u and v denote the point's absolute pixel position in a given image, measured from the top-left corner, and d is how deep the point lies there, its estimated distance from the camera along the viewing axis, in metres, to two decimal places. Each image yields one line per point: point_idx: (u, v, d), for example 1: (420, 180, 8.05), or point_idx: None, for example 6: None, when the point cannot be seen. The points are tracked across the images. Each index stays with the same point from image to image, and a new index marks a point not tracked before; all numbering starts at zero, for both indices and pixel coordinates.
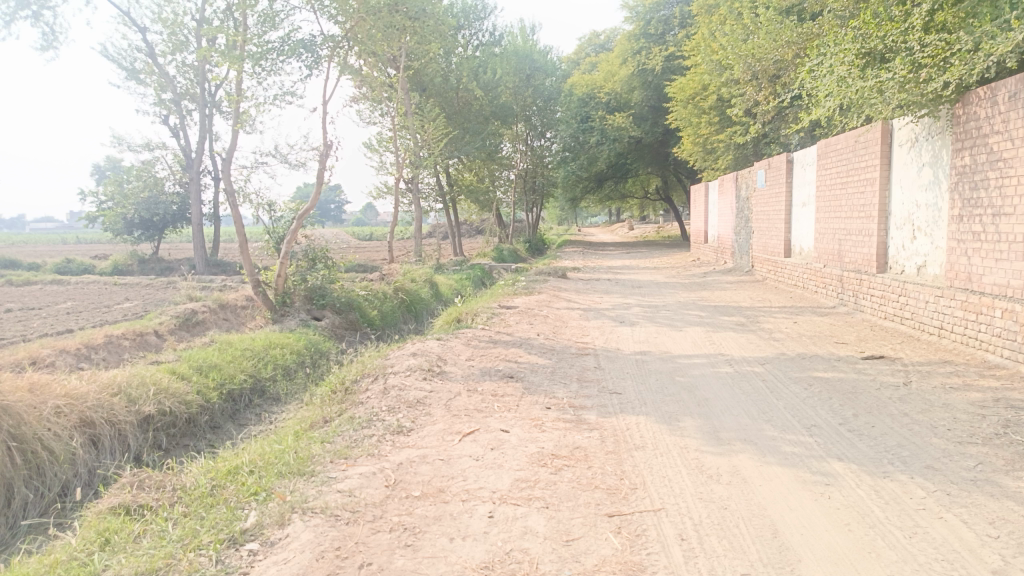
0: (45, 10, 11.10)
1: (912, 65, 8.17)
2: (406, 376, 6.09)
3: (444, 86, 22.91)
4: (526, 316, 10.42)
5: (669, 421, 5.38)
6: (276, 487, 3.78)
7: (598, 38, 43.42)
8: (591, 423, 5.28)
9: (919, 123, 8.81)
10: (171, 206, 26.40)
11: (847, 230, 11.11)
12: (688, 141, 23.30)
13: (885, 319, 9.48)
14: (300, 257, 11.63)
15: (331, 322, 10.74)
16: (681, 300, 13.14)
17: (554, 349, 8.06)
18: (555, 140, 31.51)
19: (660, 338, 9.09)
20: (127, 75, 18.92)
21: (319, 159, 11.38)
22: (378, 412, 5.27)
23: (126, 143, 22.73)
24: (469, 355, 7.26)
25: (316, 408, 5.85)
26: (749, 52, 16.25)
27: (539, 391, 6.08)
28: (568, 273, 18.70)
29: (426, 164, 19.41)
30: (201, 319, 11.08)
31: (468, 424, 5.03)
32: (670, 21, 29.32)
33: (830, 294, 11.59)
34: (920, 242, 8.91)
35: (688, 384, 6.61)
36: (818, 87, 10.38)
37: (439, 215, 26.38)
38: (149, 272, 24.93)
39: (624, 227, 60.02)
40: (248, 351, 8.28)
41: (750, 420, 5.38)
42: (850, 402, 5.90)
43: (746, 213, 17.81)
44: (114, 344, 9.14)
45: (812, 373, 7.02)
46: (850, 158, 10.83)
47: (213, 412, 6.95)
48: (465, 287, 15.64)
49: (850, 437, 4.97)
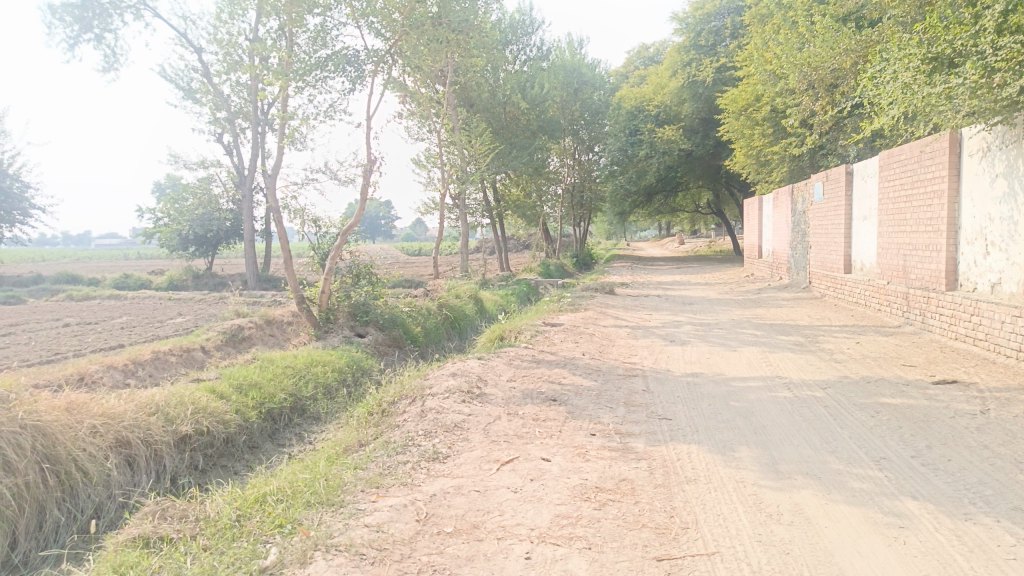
0: (106, 32, 11.36)
1: (984, 69, 7.61)
2: (445, 398, 5.86)
3: (492, 101, 22.91)
4: (572, 334, 10.13)
5: (724, 451, 5.03)
6: (301, 520, 3.57)
7: (647, 51, 43.10)
8: (639, 452, 4.96)
9: (992, 131, 8.29)
10: (225, 222, 26.91)
11: (912, 245, 10.53)
12: (741, 153, 22.77)
13: (956, 339, 8.90)
14: (345, 273, 11.69)
15: (375, 339, 10.61)
16: (734, 318, 12.66)
17: (601, 369, 7.75)
18: (603, 154, 31.20)
19: (712, 358, 8.70)
20: (184, 94, 19.35)
21: (364, 175, 11.34)
22: (415, 437, 5.04)
23: (182, 161, 23.24)
24: (511, 376, 7.00)
25: (354, 430, 5.68)
26: (804, 61, 15.73)
27: (583, 416, 5.78)
28: (616, 289, 18.33)
29: (473, 179, 19.36)
30: (248, 335, 11.09)
31: (507, 452, 4.77)
32: (721, 32, 28.84)
33: (895, 312, 10.99)
34: (994, 258, 8.35)
35: (743, 409, 6.22)
36: (880, 95, 9.86)
37: (486, 231, 26.33)
38: (203, 287, 25.41)
39: (673, 242, 59.21)
40: (290, 368, 8.19)
41: (812, 451, 4.99)
42: (922, 432, 5.44)
43: (802, 227, 17.19)
44: (160, 360, 9.16)
45: (878, 399, 6.55)
46: (916, 170, 10.28)
47: (252, 431, 6.85)
48: (511, 303, 15.44)
49: (925, 472, 4.54)
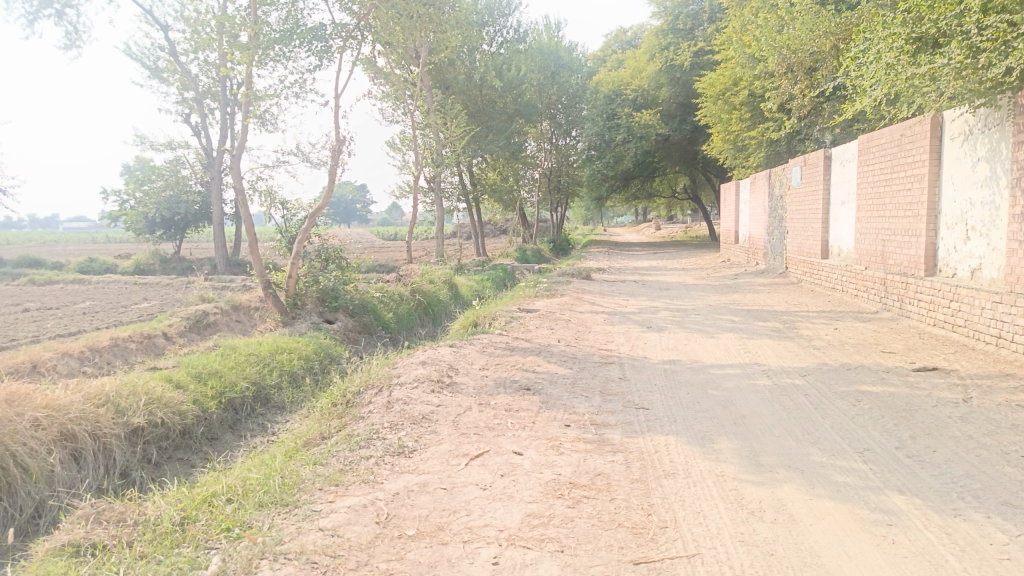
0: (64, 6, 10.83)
1: (969, 50, 7.41)
2: (413, 388, 5.59)
3: (468, 84, 22.50)
4: (548, 320, 9.88)
5: (703, 442, 4.82)
6: (250, 523, 3.30)
7: (625, 35, 42.77)
8: (615, 444, 4.73)
9: (973, 114, 8.14)
10: (193, 205, 26.24)
11: (891, 231, 10.41)
12: (718, 138, 22.61)
13: (935, 326, 8.81)
14: (313, 258, 11.32)
15: (345, 325, 10.29)
16: (711, 304, 12.52)
17: (576, 357, 7.52)
18: (581, 138, 30.91)
19: (690, 345, 8.52)
20: (150, 73, 18.69)
21: (333, 155, 10.98)
22: (379, 429, 4.77)
23: (149, 142, 22.53)
24: (484, 364, 6.75)
25: (317, 421, 5.39)
26: (783, 43, 15.51)
27: (558, 406, 5.54)
28: (593, 275, 18.12)
29: (448, 162, 18.99)
30: (213, 321, 10.71)
31: (477, 445, 4.52)
32: (699, 16, 28.49)
33: (873, 298, 10.91)
34: (974, 244, 8.24)
35: (722, 398, 6.02)
36: (863, 76, 9.67)
37: (462, 215, 25.95)
38: (171, 272, 24.82)
39: (650, 228, 59.15)
40: (254, 356, 7.86)
41: (794, 443, 4.80)
42: (904, 422, 5.27)
43: (779, 212, 17.08)
44: (119, 347, 8.78)
45: (859, 387, 6.39)
46: (896, 154, 10.14)
47: (211, 422, 6.53)
48: (486, 289, 15.17)
49: (911, 465, 4.37)
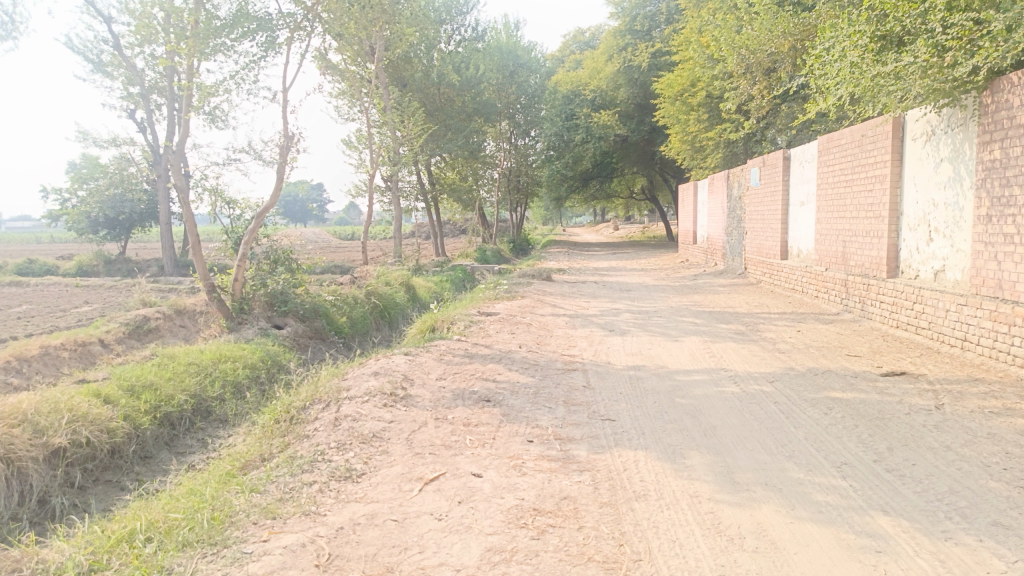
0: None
1: (935, 48, 7.33)
2: (363, 403, 5.18)
3: (426, 82, 22.05)
4: (508, 324, 9.53)
5: (674, 458, 4.53)
6: (170, 569, 2.91)
7: (583, 35, 42.70)
8: (581, 462, 4.40)
9: (936, 114, 8.04)
10: (138, 205, 25.26)
11: (852, 231, 10.33)
12: (676, 139, 22.55)
13: (898, 328, 8.73)
14: (261, 259, 10.78)
15: (295, 331, 9.79)
16: (673, 306, 12.33)
17: (538, 364, 7.19)
18: (540, 138, 30.66)
19: (654, 349, 8.26)
20: (93, 67, 17.69)
21: (281, 152, 10.47)
22: (324, 451, 4.36)
23: (91, 139, 21.49)
24: (441, 373, 6.37)
25: (257, 440, 4.95)
26: (742, 43, 15.44)
27: (519, 419, 5.20)
28: (553, 276, 17.85)
29: (405, 161, 18.50)
30: (155, 327, 10.10)
31: (433, 466, 4.15)
32: (657, 17, 28.39)
33: (834, 300, 10.83)
34: (938, 245, 8.15)
35: (690, 407, 5.76)
36: (828, 74, 9.51)
37: (421, 215, 25.48)
38: (115, 274, 23.84)
39: (609, 228, 59.27)
40: (194, 366, 7.37)
41: (769, 457, 4.54)
42: (880, 432, 5.07)
43: (738, 213, 17.04)
44: (50, 356, 8.18)
45: (828, 394, 6.19)
46: (857, 154, 10.06)
47: (144, 440, 6.05)
48: (444, 291, 14.77)
49: (892, 481, 4.14)
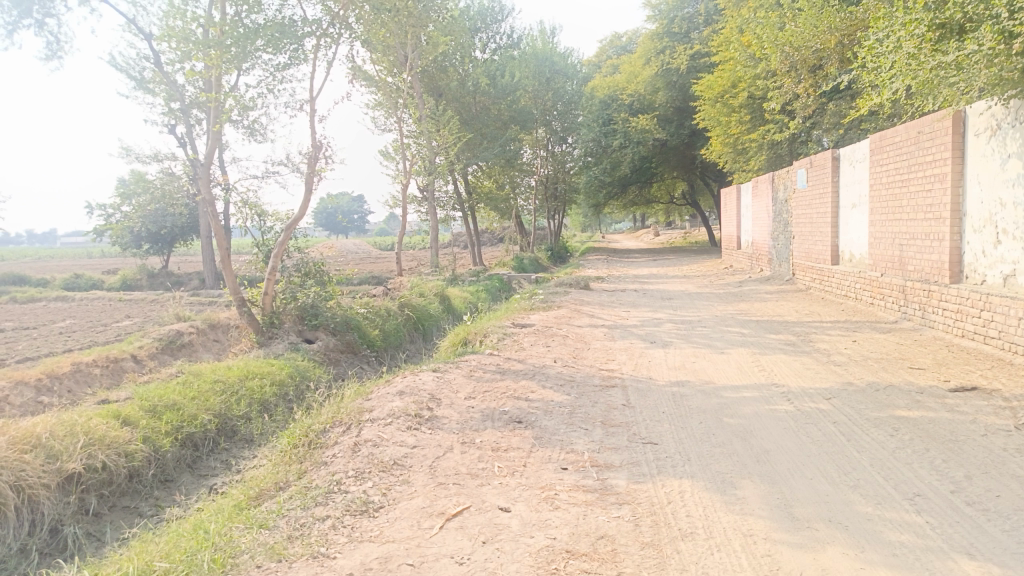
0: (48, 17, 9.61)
1: (1000, 35, 6.72)
2: (386, 426, 4.87)
3: (461, 91, 21.86)
4: (543, 336, 9.14)
5: (723, 488, 4.09)
6: None
7: (619, 40, 42.25)
8: (620, 494, 4.00)
9: (1002, 106, 7.46)
10: (180, 220, 25.57)
11: (909, 234, 9.70)
12: (717, 142, 21.95)
13: (963, 337, 8.12)
14: (291, 272, 10.59)
15: (325, 345, 9.55)
16: (718, 314, 11.80)
17: (574, 380, 6.78)
18: (577, 145, 30.30)
19: (698, 363, 7.79)
20: (136, 84, 17.19)
21: (309, 163, 10.29)
22: (341, 481, 4.04)
23: (134, 154, 21.71)
24: (471, 392, 6.02)
25: (274, 467, 4.66)
26: (786, 41, 14.87)
27: (553, 444, 4.82)
28: (592, 284, 17.41)
29: (440, 170, 18.31)
30: (188, 341, 9.96)
31: (456, 499, 3.79)
32: (695, 19, 27.82)
33: (890, 307, 10.21)
34: (1007, 247, 7.53)
35: (740, 428, 5.31)
36: (881, 67, 8.95)
37: (458, 224, 25.29)
38: (158, 287, 24.13)
39: (649, 234, 58.50)
40: (220, 384, 7.16)
41: (831, 487, 4.08)
42: (954, 457, 4.55)
43: (784, 216, 16.40)
44: (81, 373, 8.07)
45: (893, 412, 5.66)
46: (913, 152, 9.45)
47: (165, 463, 5.84)
48: (480, 301, 14.47)
49: (975, 517, 3.64)
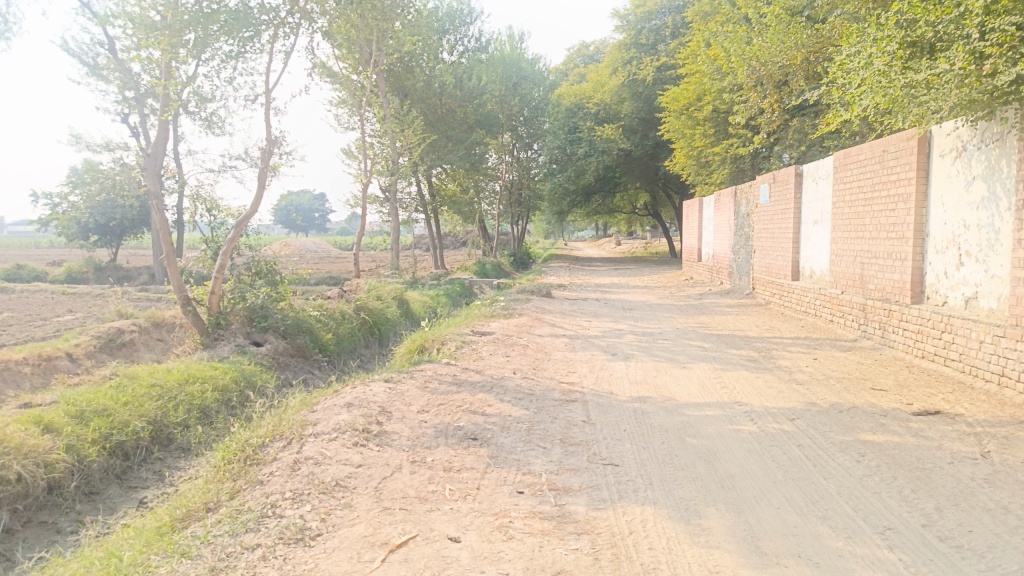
0: None
1: (971, 55, 6.68)
2: (330, 442, 4.54)
3: (427, 92, 21.48)
4: (502, 346, 8.86)
5: (687, 517, 3.86)
6: None
7: (587, 49, 42.35)
8: (579, 523, 3.73)
9: (967, 128, 7.45)
10: (130, 212, 24.69)
11: (871, 253, 9.67)
12: (682, 154, 21.95)
13: (923, 358, 8.09)
14: (241, 271, 10.14)
15: (274, 348, 9.13)
16: (679, 327, 11.66)
17: (533, 394, 6.50)
18: (542, 152, 30.16)
19: (660, 377, 7.60)
20: (87, 71, 16.39)
21: (262, 158, 9.87)
22: (276, 504, 3.71)
23: (84, 142, 20.87)
24: (424, 405, 5.70)
25: (205, 484, 4.29)
26: (753, 54, 14.83)
27: (509, 464, 4.54)
28: (553, 292, 17.22)
29: (403, 172, 17.91)
30: (129, 340, 9.44)
31: (402, 527, 3.49)
32: (662, 31, 27.71)
33: (850, 325, 10.19)
34: (969, 269, 7.50)
35: (704, 450, 5.10)
36: (852, 83, 8.91)
37: (419, 227, 24.89)
38: (104, 281, 23.21)
39: (610, 244, 58.70)
40: (157, 388, 6.72)
41: (799, 518, 3.88)
42: (923, 486, 4.40)
43: (746, 230, 16.42)
44: (9, 372, 7.54)
45: (858, 436, 5.51)
46: (877, 171, 9.43)
47: (90, 474, 5.40)
48: (440, 306, 14.16)
49: (949, 554, 3.47)
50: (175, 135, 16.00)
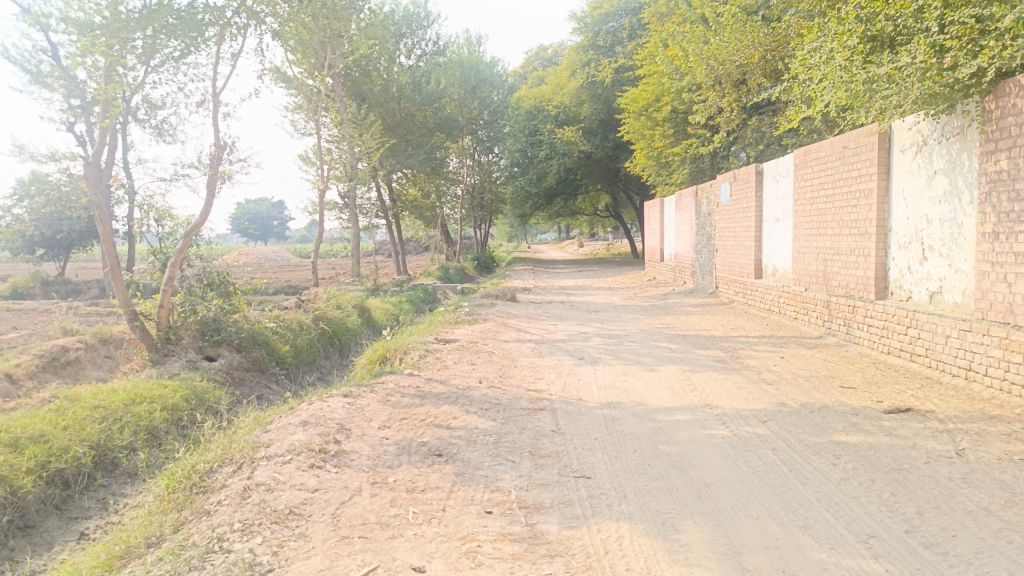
0: None
1: (933, 47, 6.66)
2: (284, 465, 4.26)
3: (385, 96, 21.13)
4: (467, 353, 8.62)
5: (665, 533, 3.67)
6: None
7: (545, 52, 42.36)
8: (551, 544, 3.51)
9: (928, 123, 7.44)
10: (78, 224, 23.81)
11: (834, 250, 9.66)
12: (642, 154, 21.94)
13: (889, 354, 8.06)
14: (192, 283, 9.72)
15: (228, 363, 8.74)
16: (645, 329, 11.54)
17: (499, 403, 6.27)
18: (503, 155, 29.98)
19: (628, 381, 7.44)
20: (30, 79, 15.77)
21: (212, 165, 9.48)
22: (223, 538, 3.43)
23: (28, 153, 20.06)
24: (385, 421, 5.44)
25: (147, 516, 3.97)
26: (710, 53, 14.81)
27: (476, 482, 4.31)
28: (518, 296, 17.02)
29: (362, 177, 17.53)
30: (74, 358, 8.97)
31: (361, 558, 3.23)
32: (619, 33, 27.73)
33: (815, 323, 10.17)
34: (933, 264, 7.49)
35: (677, 457, 4.92)
36: (814, 78, 8.90)
37: (381, 232, 24.50)
38: (51, 296, 22.33)
39: (572, 246, 58.70)
40: (101, 410, 6.33)
41: (780, 529, 3.72)
42: (902, 489, 4.28)
43: (707, 229, 16.42)
44: None
45: (831, 437, 5.39)
46: (838, 167, 9.42)
47: (25, 506, 5.00)
48: (402, 313, 13.85)
49: (937, 563, 3.32)
50: (124, 143, 15.47)
